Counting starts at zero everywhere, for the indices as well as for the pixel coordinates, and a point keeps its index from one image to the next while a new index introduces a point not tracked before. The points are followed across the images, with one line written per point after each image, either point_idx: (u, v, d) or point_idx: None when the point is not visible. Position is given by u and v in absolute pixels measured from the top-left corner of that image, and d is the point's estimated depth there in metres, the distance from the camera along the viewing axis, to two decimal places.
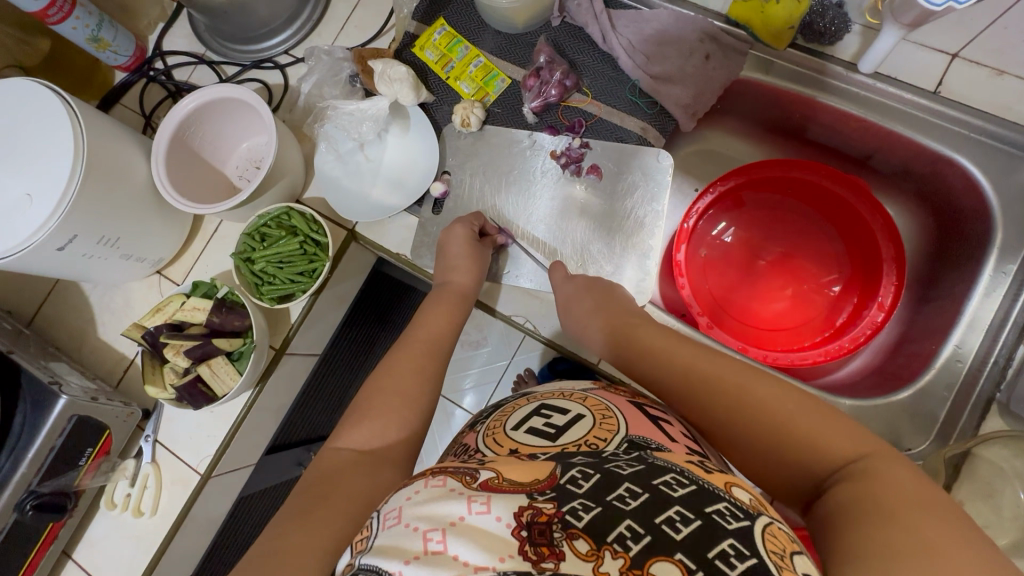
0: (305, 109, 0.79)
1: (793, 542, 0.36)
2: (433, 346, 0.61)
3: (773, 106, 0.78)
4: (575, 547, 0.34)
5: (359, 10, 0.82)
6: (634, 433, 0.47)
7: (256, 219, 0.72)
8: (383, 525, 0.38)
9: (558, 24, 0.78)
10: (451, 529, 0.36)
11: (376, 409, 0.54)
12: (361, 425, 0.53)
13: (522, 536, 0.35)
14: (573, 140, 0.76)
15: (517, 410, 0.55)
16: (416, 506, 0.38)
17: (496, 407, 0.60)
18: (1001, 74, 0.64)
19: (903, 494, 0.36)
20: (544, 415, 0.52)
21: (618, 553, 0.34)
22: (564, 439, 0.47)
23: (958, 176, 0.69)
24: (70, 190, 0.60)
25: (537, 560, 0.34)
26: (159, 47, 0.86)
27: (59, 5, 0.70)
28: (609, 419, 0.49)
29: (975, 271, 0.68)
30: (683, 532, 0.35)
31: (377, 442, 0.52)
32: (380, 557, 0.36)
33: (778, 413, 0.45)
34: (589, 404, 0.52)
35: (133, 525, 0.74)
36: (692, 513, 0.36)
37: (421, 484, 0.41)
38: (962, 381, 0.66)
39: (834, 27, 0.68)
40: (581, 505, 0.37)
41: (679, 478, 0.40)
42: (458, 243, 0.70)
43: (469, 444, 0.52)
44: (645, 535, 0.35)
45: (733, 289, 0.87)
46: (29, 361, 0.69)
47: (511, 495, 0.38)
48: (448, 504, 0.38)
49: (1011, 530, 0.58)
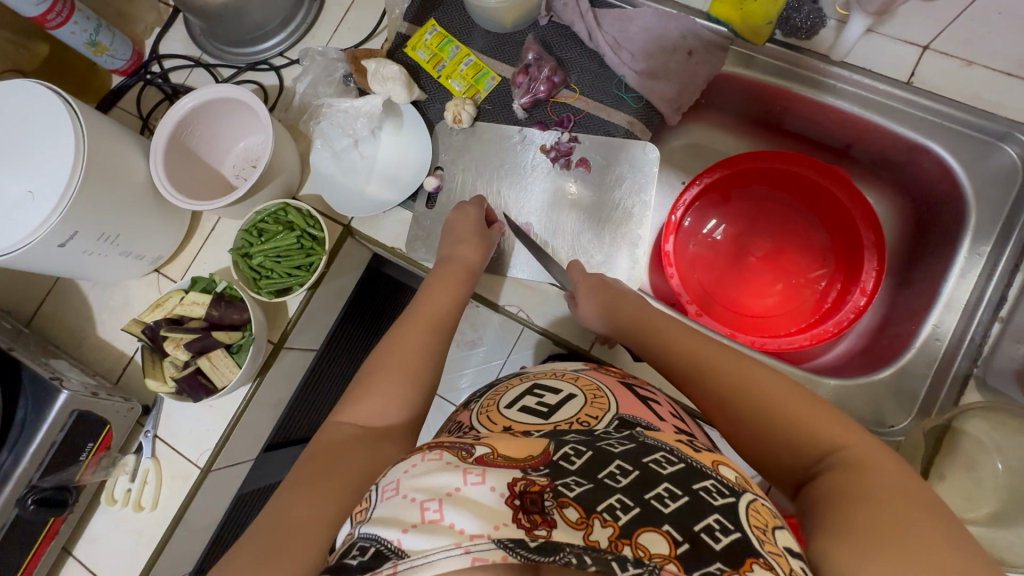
0: (301, 108, 0.81)
1: (775, 519, 0.38)
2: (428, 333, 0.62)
3: (754, 99, 0.81)
4: (566, 515, 0.36)
5: (352, 12, 0.84)
6: (624, 412, 0.49)
7: (254, 215, 0.73)
8: (382, 496, 0.39)
9: (545, 23, 0.81)
10: (447, 499, 0.37)
11: (379, 384, 0.55)
12: (367, 401, 0.54)
13: (516, 505, 0.36)
14: (562, 135, 0.78)
15: (508, 390, 0.56)
16: (415, 478, 0.39)
17: (489, 387, 0.61)
18: (970, 65, 0.67)
19: (889, 484, 0.38)
20: (536, 395, 0.53)
21: (607, 522, 0.35)
22: (557, 417, 0.49)
23: (933, 163, 0.72)
24: (71, 187, 0.62)
25: (530, 527, 0.35)
26: (156, 51, 0.88)
27: (58, 10, 0.71)
28: (600, 399, 0.51)
29: (950, 254, 0.70)
30: (671, 506, 0.37)
31: (381, 417, 0.53)
32: (378, 527, 0.36)
33: (774, 399, 0.47)
34: (581, 384, 0.54)
35: (134, 519, 0.75)
36: (680, 489, 0.38)
37: (419, 458, 0.42)
38: (941, 359, 0.68)
39: (810, 22, 0.71)
40: (574, 480, 0.39)
41: (668, 457, 0.42)
42: (467, 223, 0.72)
43: (464, 422, 0.54)
44: (634, 508, 0.37)
45: (723, 280, 0.89)
46: (30, 358, 0.70)
47: (505, 469, 0.40)
48: (445, 476, 0.39)
49: (991, 500, 0.60)
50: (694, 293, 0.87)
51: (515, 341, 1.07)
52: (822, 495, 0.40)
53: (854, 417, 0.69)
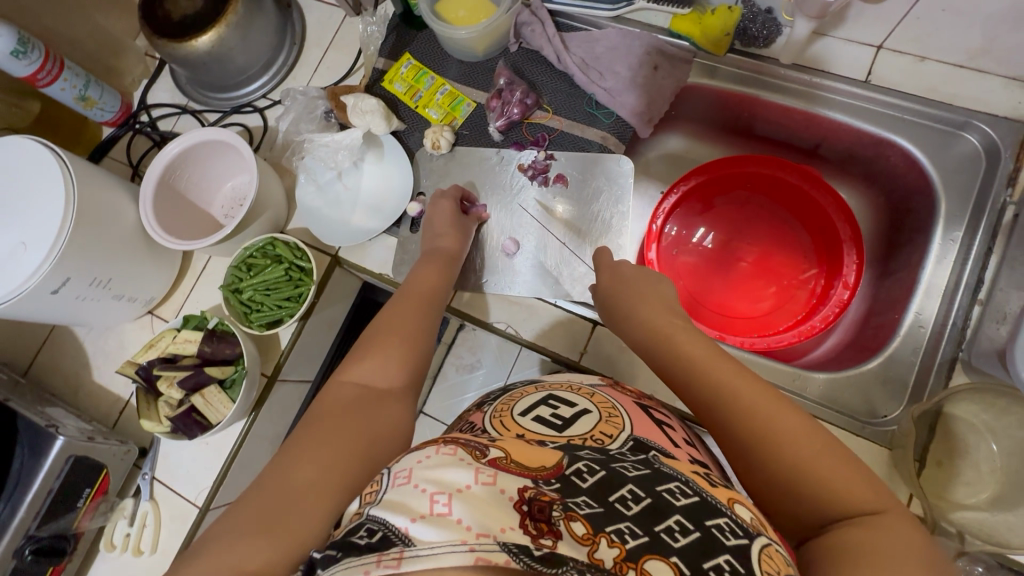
0: (284, 146, 0.84)
1: (788, 566, 0.37)
2: (432, 298, 0.65)
3: (720, 107, 0.84)
4: (572, 528, 0.35)
5: (330, 52, 0.88)
6: (639, 433, 0.50)
7: (243, 251, 0.75)
8: (393, 483, 0.39)
9: (516, 49, 0.84)
10: (456, 495, 0.36)
11: (378, 348, 0.56)
12: (365, 363, 0.55)
13: (524, 511, 0.36)
14: (538, 154, 0.80)
15: (524, 396, 0.57)
16: (427, 469, 0.39)
17: (502, 391, 0.62)
18: (922, 60, 0.70)
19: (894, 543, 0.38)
20: (551, 406, 0.54)
21: (614, 544, 0.35)
22: (570, 431, 0.49)
23: (899, 156, 0.74)
24: (62, 236, 0.63)
25: (536, 535, 0.34)
26: (144, 102, 0.91)
27: (48, 69, 0.74)
28: (615, 417, 0.52)
29: (925, 241, 0.72)
30: (681, 540, 0.36)
31: (379, 380, 0.54)
32: (387, 511, 0.35)
33: (757, 405, 0.47)
34: (596, 400, 0.55)
35: (134, 564, 0.74)
36: (692, 524, 0.37)
37: (433, 450, 0.42)
38: (927, 344, 0.68)
39: (766, 31, 0.75)
40: (584, 501, 0.38)
41: (683, 489, 0.41)
42: (447, 217, 0.75)
43: (475, 423, 0.54)
44: (643, 536, 0.36)
45: (709, 286, 0.90)
46: (26, 407, 0.70)
47: (518, 476, 0.39)
48: (457, 472, 0.38)
49: (991, 484, 0.60)
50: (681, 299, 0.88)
51: (514, 362, 1.08)
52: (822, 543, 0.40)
53: (848, 409, 0.69)
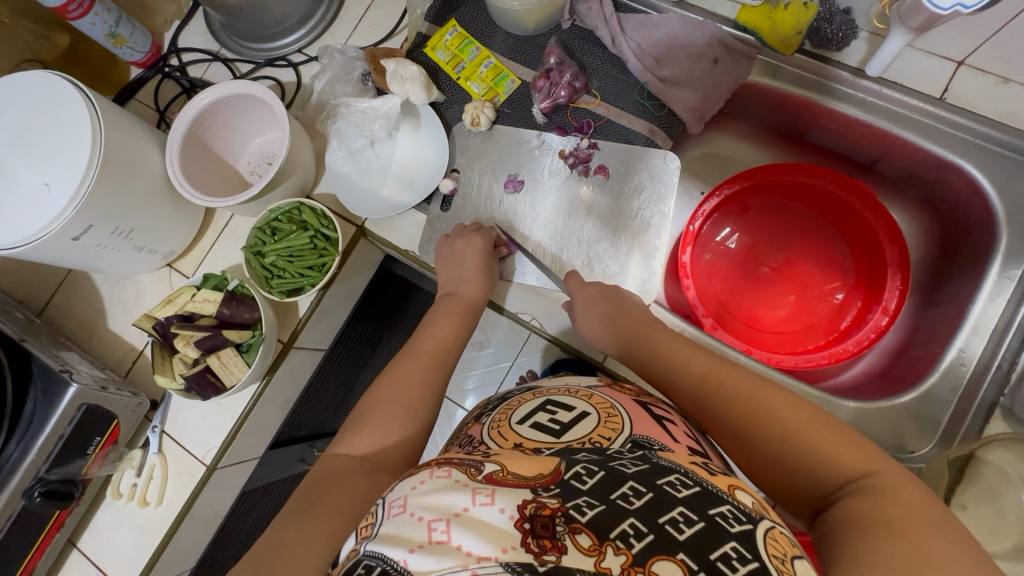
0: (318, 107, 0.81)
1: (794, 547, 0.35)
2: (442, 356, 0.62)
3: (778, 110, 0.79)
4: (577, 541, 0.33)
5: (372, 10, 0.83)
6: (638, 432, 0.45)
7: (268, 213, 0.73)
8: (388, 513, 0.37)
9: (568, 26, 0.79)
10: (455, 520, 0.35)
11: (378, 418, 0.55)
12: (363, 431, 0.54)
13: (525, 528, 0.34)
14: (581, 141, 0.77)
15: (521, 404, 0.53)
16: (422, 496, 0.37)
17: (500, 400, 0.58)
18: (1006, 82, 0.65)
19: (908, 511, 0.36)
20: (549, 411, 0.50)
21: (620, 550, 0.33)
22: (568, 436, 0.46)
23: (963, 182, 0.70)
24: (86, 181, 0.61)
25: (538, 552, 0.33)
26: (175, 44, 0.87)
27: (79, 1, 0.71)
28: (614, 417, 0.48)
29: (979, 277, 0.69)
30: (686, 532, 0.33)
31: (375, 448, 0.52)
32: (385, 544, 0.34)
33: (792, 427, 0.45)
34: (594, 402, 0.51)
35: (139, 514, 0.74)
36: (695, 514, 0.35)
37: (426, 474, 0.40)
38: (965, 385, 0.67)
39: (842, 33, 0.69)
40: (586, 502, 0.36)
41: (683, 479, 0.38)
42: (471, 258, 0.71)
43: (473, 436, 0.51)
44: (648, 534, 0.33)
45: (737, 293, 0.87)
46: (41, 349, 0.70)
47: (516, 489, 0.37)
48: (453, 495, 0.37)
49: (1014, 533, 0.59)
50: (708, 303, 0.86)
51: (522, 344, 1.06)
52: (841, 519, 0.38)
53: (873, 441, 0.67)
